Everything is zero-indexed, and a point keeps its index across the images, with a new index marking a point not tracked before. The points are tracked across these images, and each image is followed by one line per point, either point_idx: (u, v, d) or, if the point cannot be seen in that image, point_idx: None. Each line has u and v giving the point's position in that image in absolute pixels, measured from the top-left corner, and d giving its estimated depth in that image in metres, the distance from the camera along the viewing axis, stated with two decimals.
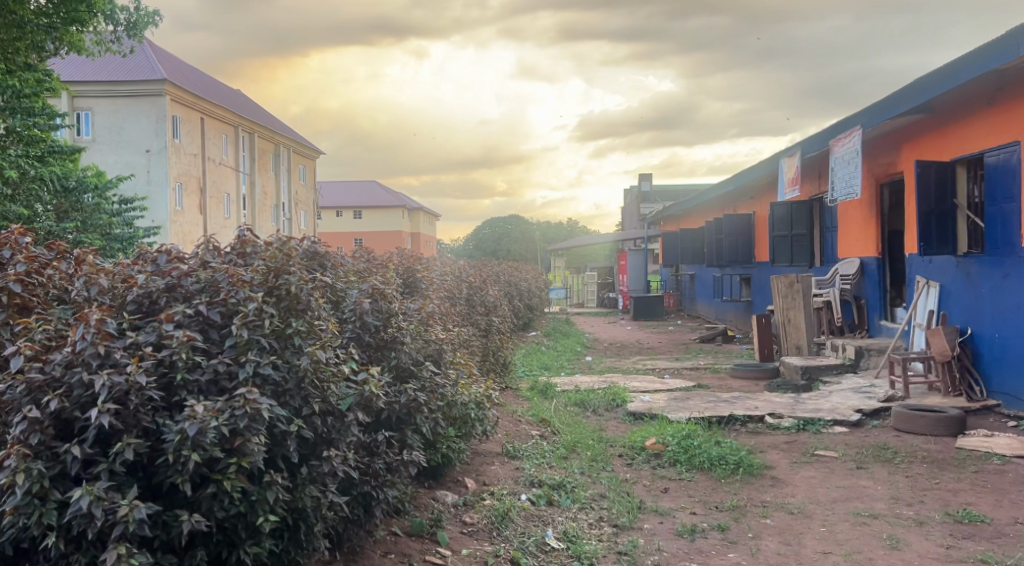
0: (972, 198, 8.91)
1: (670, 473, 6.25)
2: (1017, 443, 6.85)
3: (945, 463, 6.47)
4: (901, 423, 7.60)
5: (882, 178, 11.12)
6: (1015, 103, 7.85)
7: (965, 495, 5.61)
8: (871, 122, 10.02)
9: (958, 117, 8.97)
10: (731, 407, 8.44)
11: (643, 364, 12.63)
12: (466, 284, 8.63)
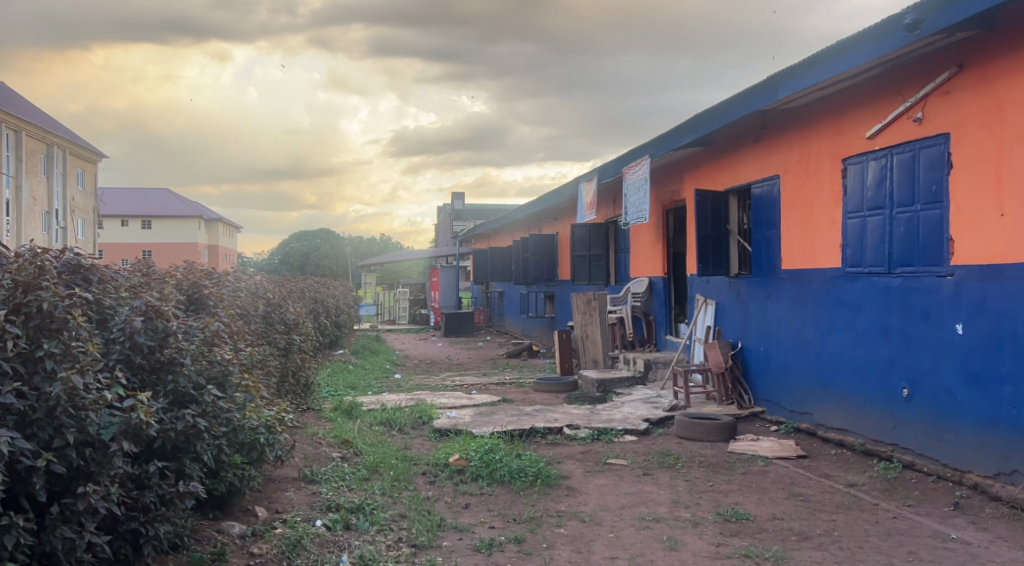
0: (743, 225, 9.97)
1: (472, 488, 6.31)
2: (778, 446, 7.64)
3: (718, 466, 7.07)
4: (683, 431, 8.20)
5: (667, 204, 12.06)
6: (775, 142, 8.83)
7: (734, 496, 6.15)
8: (657, 152, 10.84)
9: (729, 151, 9.93)
10: (532, 421, 8.68)
11: (449, 381, 12.70)
12: (264, 300, 8.21)
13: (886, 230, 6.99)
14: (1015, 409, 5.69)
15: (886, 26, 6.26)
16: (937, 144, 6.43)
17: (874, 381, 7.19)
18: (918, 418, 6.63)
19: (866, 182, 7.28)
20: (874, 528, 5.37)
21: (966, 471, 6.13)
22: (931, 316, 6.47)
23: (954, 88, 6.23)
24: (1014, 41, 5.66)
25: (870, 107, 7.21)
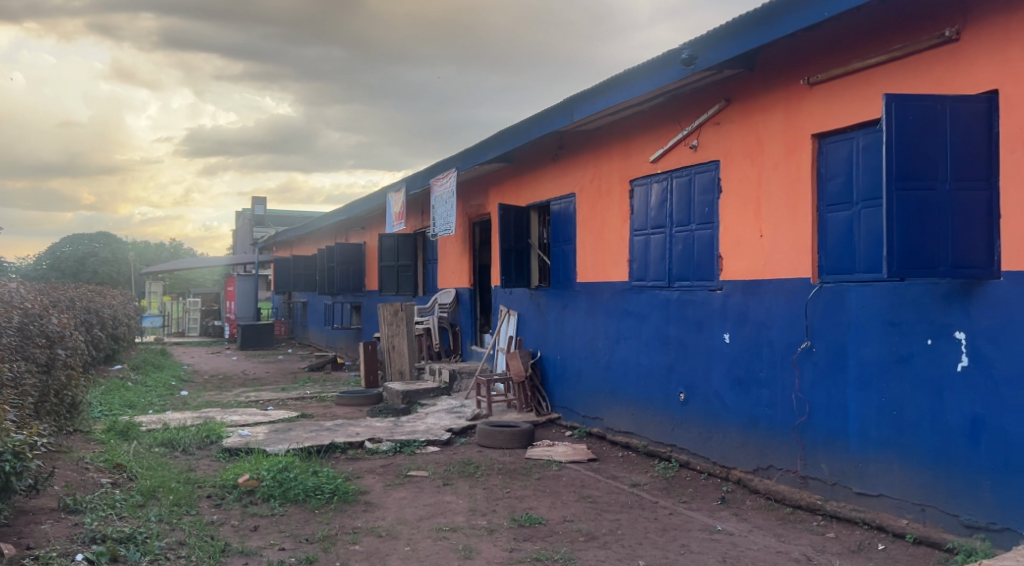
0: (542, 239, 10.36)
1: (262, 509, 5.99)
2: (572, 450, 8.00)
3: (516, 473, 7.26)
4: (483, 439, 8.34)
5: (472, 217, 12.27)
6: (571, 161, 9.28)
7: (529, 501, 6.34)
8: (463, 166, 11.02)
9: (530, 168, 10.30)
10: (331, 436, 8.43)
11: (243, 396, 12.03)
12: (22, 311, 7.32)
13: (667, 247, 7.57)
14: (770, 410, 6.35)
15: (665, 59, 6.80)
16: (708, 170, 7.07)
17: (655, 387, 7.73)
18: (692, 420, 7.22)
19: (650, 203, 7.84)
20: (652, 525, 5.76)
21: (731, 467, 6.76)
22: (703, 326, 7.08)
23: (724, 120, 6.87)
24: (769, 81, 6.37)
25: (653, 133, 7.78)
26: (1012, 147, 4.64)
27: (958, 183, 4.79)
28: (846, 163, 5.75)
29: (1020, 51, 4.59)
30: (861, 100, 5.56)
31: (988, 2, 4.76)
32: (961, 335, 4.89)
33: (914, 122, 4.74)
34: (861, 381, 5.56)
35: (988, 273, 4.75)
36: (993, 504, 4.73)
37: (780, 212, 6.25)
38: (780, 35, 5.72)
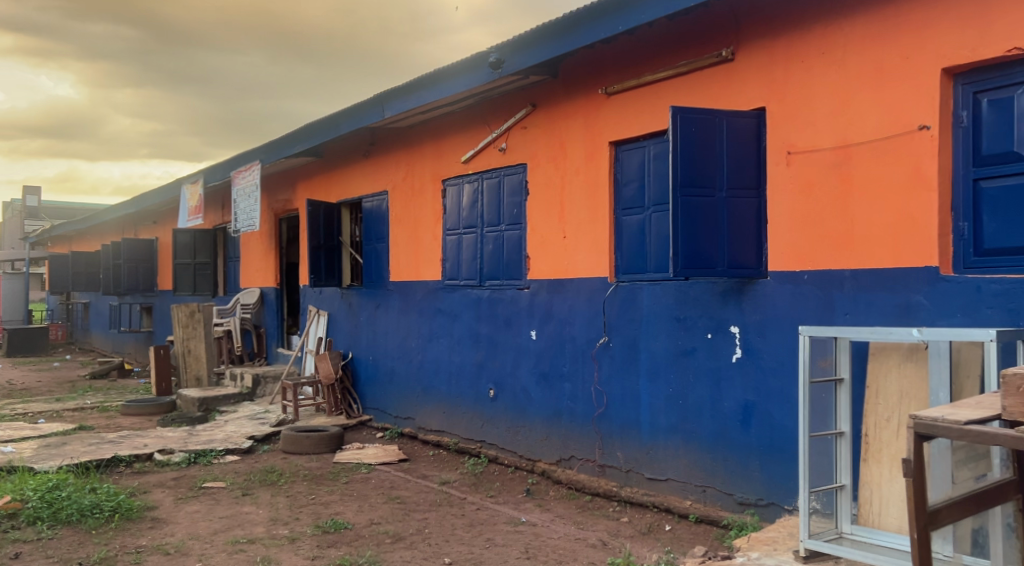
0: (355, 237, 10.13)
1: (27, 533, 5.37)
2: (382, 452, 7.90)
3: (322, 478, 7.04)
4: (288, 445, 8.01)
5: (279, 213, 11.70)
6: (382, 158, 9.15)
7: (334, 506, 6.17)
8: (268, 159, 10.54)
9: (340, 164, 10.04)
10: (114, 449, 7.72)
11: (9, 409, 10.73)
12: None
13: (478, 247, 7.68)
14: (572, 403, 6.63)
15: (474, 62, 6.88)
16: (516, 173, 7.27)
17: (466, 385, 7.82)
18: (501, 416, 7.38)
19: (461, 203, 7.92)
20: (459, 521, 5.82)
21: (536, 459, 6.99)
22: (512, 324, 7.26)
23: (530, 124, 7.09)
24: (571, 89, 6.65)
25: (464, 134, 7.86)
26: (777, 159, 5.16)
27: (733, 191, 5.24)
28: (639, 170, 6.11)
29: (784, 73, 5.11)
30: (652, 110, 5.94)
31: (760, 27, 5.25)
32: (736, 329, 5.37)
33: (696, 133, 5.12)
34: (652, 374, 5.95)
35: (757, 273, 5.25)
36: (760, 482, 5.22)
37: (581, 215, 6.54)
38: (581, 45, 5.97)
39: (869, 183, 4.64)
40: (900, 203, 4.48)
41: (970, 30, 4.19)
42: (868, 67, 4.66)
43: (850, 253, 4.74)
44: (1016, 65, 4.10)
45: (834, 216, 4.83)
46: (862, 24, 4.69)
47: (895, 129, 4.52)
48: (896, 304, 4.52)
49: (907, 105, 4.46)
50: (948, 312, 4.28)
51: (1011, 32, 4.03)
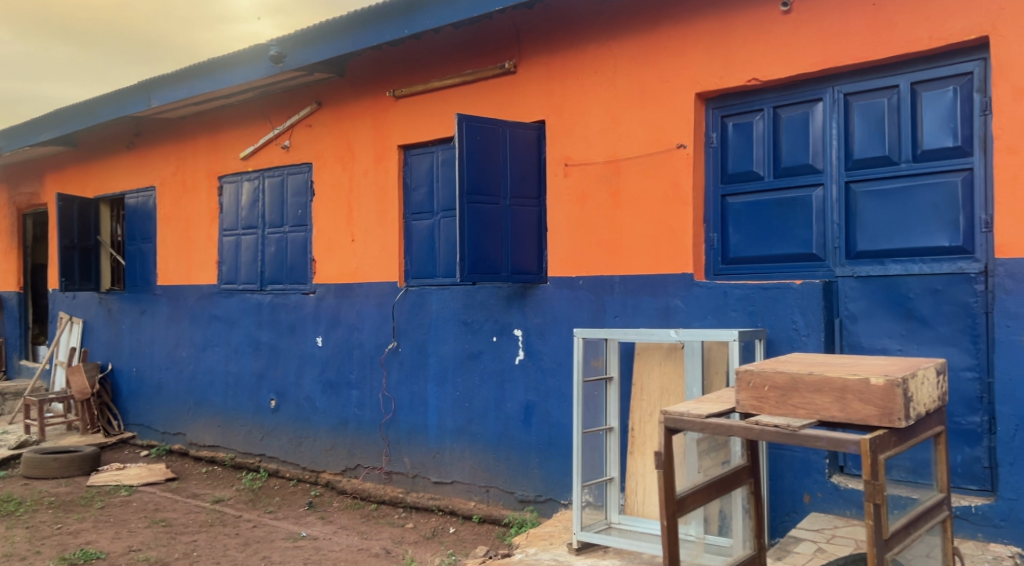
0: (115, 236, 9.22)
1: None
2: (146, 471, 7.26)
3: (72, 504, 6.32)
4: (31, 470, 7.11)
5: (23, 208, 10.38)
6: (150, 151, 8.43)
7: (85, 534, 5.56)
8: (9, 146, 9.32)
9: (99, 155, 9.11)
10: None
11: None
12: None
13: (259, 249, 7.32)
14: (358, 410, 6.49)
15: (253, 54, 6.53)
16: (300, 172, 7.00)
17: (244, 395, 7.40)
18: (282, 427, 7.06)
19: (240, 202, 7.50)
20: (232, 541, 5.48)
21: (320, 470, 6.77)
22: (295, 330, 6.97)
23: (314, 123, 6.86)
24: (358, 89, 6.52)
25: (243, 130, 7.44)
26: (555, 170, 5.39)
27: (515, 199, 5.39)
28: (428, 175, 6.13)
29: (562, 87, 5.36)
30: (438, 116, 5.98)
31: (539, 42, 5.47)
32: (519, 332, 5.53)
33: (480, 141, 5.20)
34: (438, 378, 5.98)
35: (538, 278, 5.46)
36: (540, 480, 5.41)
37: (369, 218, 6.43)
38: (366, 45, 5.87)
39: (636, 195, 4.98)
40: (662, 215, 4.85)
41: (719, 59, 4.63)
42: (635, 87, 5.00)
43: (621, 261, 5.05)
44: (755, 94, 4.61)
45: (606, 226, 5.13)
46: (629, 47, 5.03)
47: (657, 146, 4.88)
48: (657, 307, 4.90)
49: (668, 125, 4.84)
50: (700, 314, 4.69)
51: (751, 63, 4.52)
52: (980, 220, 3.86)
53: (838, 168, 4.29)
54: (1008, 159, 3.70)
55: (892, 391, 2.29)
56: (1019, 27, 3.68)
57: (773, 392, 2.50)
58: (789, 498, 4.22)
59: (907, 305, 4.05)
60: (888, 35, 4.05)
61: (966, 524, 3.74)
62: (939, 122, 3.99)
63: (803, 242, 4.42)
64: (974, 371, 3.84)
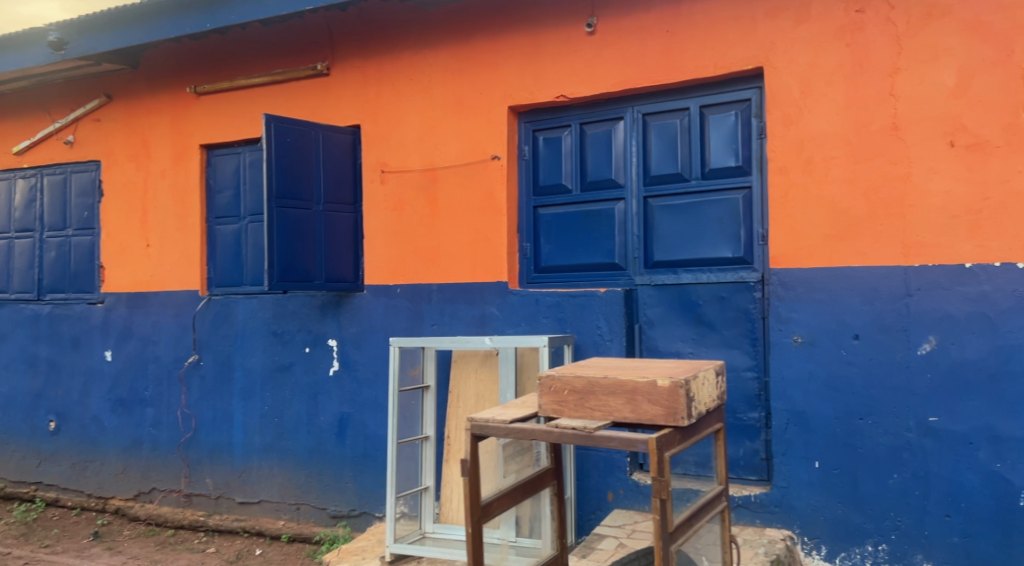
0: None
1: None
2: None
3: None
4: None
5: None
6: None
7: None
8: None
9: None
10: None
11: None
12: None
13: (36, 254, 6.60)
14: (153, 429, 6.01)
15: (29, 38, 5.88)
16: (87, 170, 6.40)
17: (17, 417, 6.62)
18: (63, 451, 6.39)
19: (14, 202, 6.74)
20: None
21: (109, 496, 6.20)
22: (80, 344, 6.34)
23: (103, 117, 6.30)
24: (154, 83, 6.07)
25: (17, 122, 6.69)
26: (371, 177, 5.31)
27: (329, 205, 5.23)
28: (233, 177, 5.82)
29: (376, 92, 5.29)
30: (246, 116, 5.70)
31: (352, 46, 5.36)
32: (332, 342, 5.37)
33: (291, 144, 4.98)
34: (244, 392, 5.67)
35: (354, 286, 5.34)
36: (353, 493, 5.28)
37: (166, 222, 6.00)
38: (163, 38, 5.46)
39: (452, 204, 5.01)
40: (477, 224, 4.91)
41: (529, 74, 4.78)
42: (450, 97, 5.03)
43: (437, 269, 5.05)
44: (563, 110, 4.79)
45: (422, 234, 5.11)
46: (442, 56, 5.06)
47: (472, 157, 4.95)
48: (473, 314, 4.93)
49: (482, 136, 4.91)
50: (514, 321, 4.78)
51: (559, 80, 4.69)
52: (757, 234, 4.25)
53: (638, 183, 4.57)
54: (779, 179, 4.09)
55: (675, 391, 2.45)
56: (788, 61, 4.08)
57: (572, 395, 2.60)
58: (594, 496, 4.41)
59: (697, 311, 4.36)
60: (680, 61, 4.35)
61: (747, 512, 4.10)
62: (723, 143, 4.35)
63: (608, 253, 4.65)
64: (753, 370, 4.22)
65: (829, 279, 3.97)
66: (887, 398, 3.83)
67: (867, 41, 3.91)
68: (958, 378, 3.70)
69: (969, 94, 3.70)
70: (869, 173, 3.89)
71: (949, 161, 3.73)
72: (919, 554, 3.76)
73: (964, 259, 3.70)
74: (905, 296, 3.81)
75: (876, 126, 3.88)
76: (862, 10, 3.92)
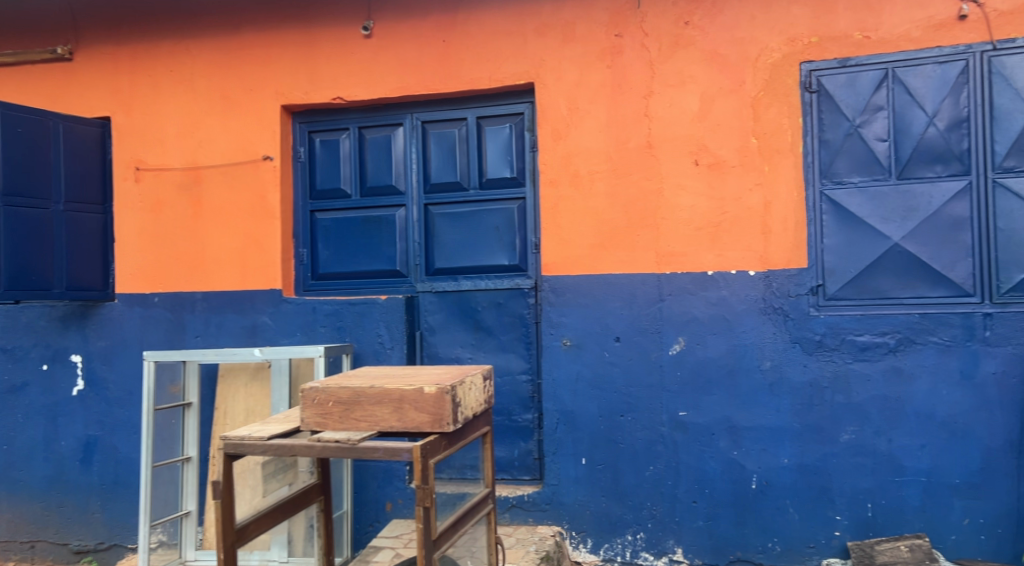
0: None
1: None
2: None
3: None
4: None
5: None
6: None
7: None
8: None
9: None
10: None
11: None
12: None
13: None
14: None
15: None
16: None
17: None
18: None
19: None
20: None
21: None
22: None
23: None
24: None
25: None
26: (123, 174, 4.83)
27: (71, 205, 4.68)
28: None
29: (131, 83, 4.83)
30: None
31: (101, 31, 4.86)
32: (77, 358, 4.82)
33: (24, 134, 4.39)
34: None
35: (105, 295, 4.82)
36: (101, 525, 4.76)
37: None
38: None
39: (218, 207, 4.69)
40: (247, 228, 4.64)
41: (302, 74, 4.60)
42: (215, 92, 4.72)
43: (202, 276, 4.70)
44: (339, 113, 4.67)
45: (186, 238, 4.74)
46: (207, 48, 4.74)
47: (241, 157, 4.67)
48: (243, 325, 4.64)
49: (252, 135, 4.65)
50: (289, 331, 4.56)
51: (334, 82, 4.57)
52: (531, 242, 4.41)
53: (417, 190, 4.56)
54: (549, 190, 4.27)
55: (441, 398, 2.47)
56: (556, 78, 4.28)
57: (337, 406, 2.54)
58: (372, 508, 4.31)
59: (475, 317, 4.44)
60: (455, 71, 4.42)
61: (521, 512, 4.23)
62: (498, 154, 4.47)
63: (387, 260, 4.60)
64: (527, 373, 4.37)
65: (594, 286, 4.21)
66: (643, 395, 4.13)
67: (625, 64, 4.20)
68: (703, 374, 4.06)
69: (710, 118, 4.09)
70: (628, 187, 4.18)
71: (693, 178, 4.10)
72: (670, 538, 4.09)
73: (707, 268, 4.08)
74: (658, 300, 4.13)
75: (633, 144, 4.18)
76: (621, 35, 4.21)
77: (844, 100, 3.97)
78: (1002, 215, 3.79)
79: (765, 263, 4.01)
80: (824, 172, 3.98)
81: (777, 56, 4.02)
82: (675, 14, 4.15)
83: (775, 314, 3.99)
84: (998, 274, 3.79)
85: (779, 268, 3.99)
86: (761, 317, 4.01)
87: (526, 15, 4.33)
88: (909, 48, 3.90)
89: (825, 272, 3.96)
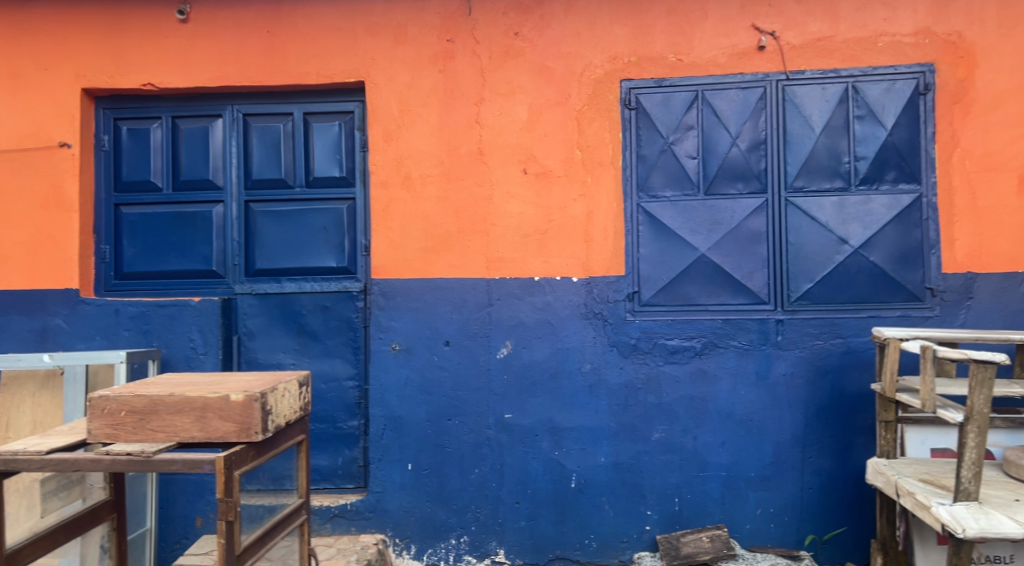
0: None
1: None
2: None
3: None
4: None
5: None
6: None
7: None
8: None
9: None
10: None
11: None
12: None
13: None
14: None
15: None
16: None
17: None
18: None
19: None
20: None
21: None
22: None
23: None
24: None
25: None
26: None
27: None
28: None
29: None
30: None
31: None
32: None
33: None
34: None
35: None
36: None
37: None
38: None
39: (3, 196, 4.22)
40: (38, 221, 4.21)
41: (109, 56, 4.25)
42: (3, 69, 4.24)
43: None
44: (150, 100, 4.35)
45: None
46: None
47: (32, 142, 4.23)
48: (32, 328, 4.19)
49: (47, 119, 4.23)
50: (86, 335, 4.18)
51: (146, 67, 4.25)
52: (360, 244, 4.31)
53: (238, 186, 4.34)
54: (379, 192, 4.20)
55: (249, 406, 2.38)
56: (387, 79, 4.22)
57: (131, 416, 2.40)
58: (180, 524, 4.04)
59: (299, 322, 4.27)
60: (280, 65, 4.24)
61: (343, 521, 4.13)
62: (327, 152, 4.33)
63: (203, 259, 4.33)
64: (354, 379, 4.26)
65: (423, 290, 4.18)
66: (470, 399, 4.15)
67: (456, 70, 4.22)
68: (528, 377, 4.15)
69: (538, 128, 4.20)
70: (459, 192, 4.20)
71: (522, 186, 4.19)
72: (492, 540, 4.14)
73: (533, 273, 4.18)
74: (487, 305, 4.18)
75: (464, 149, 4.20)
76: (452, 41, 4.22)
77: (660, 118, 4.21)
78: (792, 230, 4.16)
79: (586, 270, 4.16)
80: (640, 186, 4.20)
81: (600, 73, 4.20)
82: (505, 25, 4.22)
83: (595, 319, 4.16)
84: (789, 284, 4.15)
85: (599, 275, 4.16)
86: (582, 321, 4.16)
87: (356, 13, 4.24)
88: (716, 73, 4.20)
89: (641, 279, 4.18)
